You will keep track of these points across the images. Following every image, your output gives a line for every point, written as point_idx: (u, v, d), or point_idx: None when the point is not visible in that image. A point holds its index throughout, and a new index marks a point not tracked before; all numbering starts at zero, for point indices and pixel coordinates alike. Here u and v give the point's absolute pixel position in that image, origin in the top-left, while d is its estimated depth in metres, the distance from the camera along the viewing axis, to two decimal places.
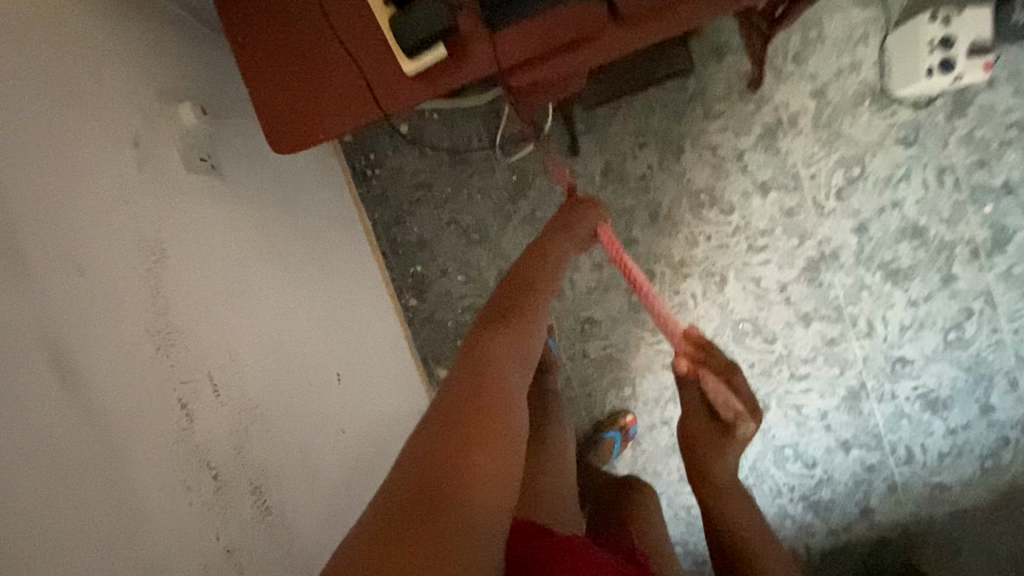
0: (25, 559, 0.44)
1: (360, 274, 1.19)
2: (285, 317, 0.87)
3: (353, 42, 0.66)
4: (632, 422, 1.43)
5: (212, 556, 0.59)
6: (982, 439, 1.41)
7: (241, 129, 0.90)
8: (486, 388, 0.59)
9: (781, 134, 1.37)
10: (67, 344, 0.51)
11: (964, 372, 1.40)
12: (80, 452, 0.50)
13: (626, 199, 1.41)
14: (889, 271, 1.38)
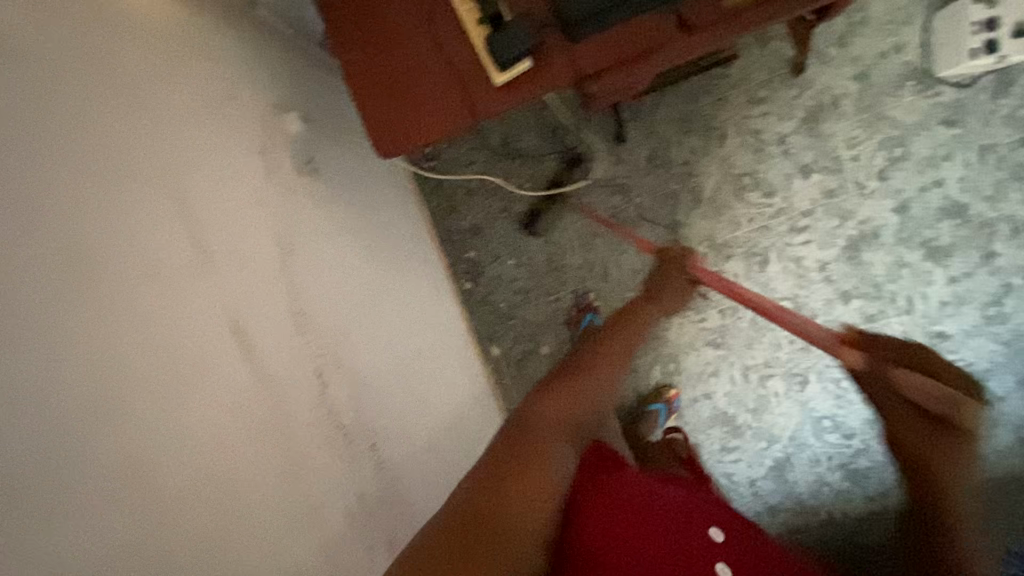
0: (224, 485, 0.58)
1: (427, 260, 1.29)
2: (379, 299, 0.99)
3: (451, 59, 0.78)
4: (677, 395, 1.52)
5: (345, 496, 0.72)
6: (1019, 410, 1.45)
7: (332, 132, 1.01)
8: (527, 452, 0.67)
9: (824, 117, 1.41)
10: (239, 323, 0.65)
11: (1003, 346, 1.44)
12: (253, 406, 0.63)
13: (671, 183, 1.48)
14: (929, 249, 1.42)
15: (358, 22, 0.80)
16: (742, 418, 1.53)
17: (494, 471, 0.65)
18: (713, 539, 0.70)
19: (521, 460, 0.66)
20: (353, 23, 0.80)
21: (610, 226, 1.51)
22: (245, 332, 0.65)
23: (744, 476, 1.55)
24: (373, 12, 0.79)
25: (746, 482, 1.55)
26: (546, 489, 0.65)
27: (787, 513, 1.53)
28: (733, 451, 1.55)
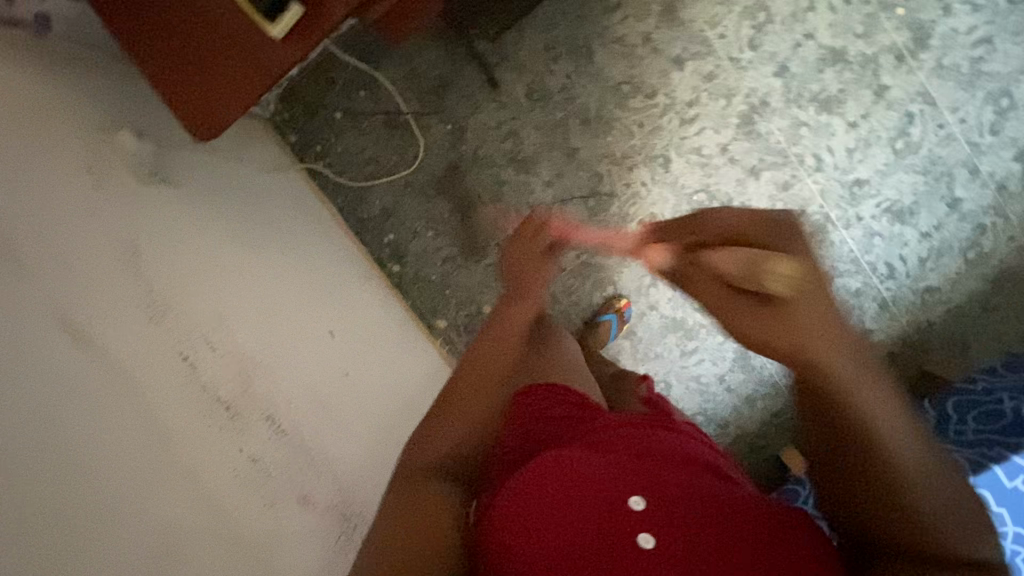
0: (77, 469, 0.63)
1: (333, 249, 1.31)
2: (273, 288, 1.03)
3: (232, 29, 0.80)
4: (627, 305, 1.52)
5: (236, 463, 0.79)
6: (958, 233, 1.44)
7: (177, 145, 1.04)
8: (417, 478, 0.75)
9: (680, 6, 1.42)
10: (71, 321, 0.69)
11: (922, 174, 1.42)
12: (102, 394, 0.68)
13: (556, 112, 1.49)
14: (821, 102, 1.42)
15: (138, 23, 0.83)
16: (691, 319, 1.55)
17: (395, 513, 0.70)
18: (632, 507, 0.69)
19: (411, 501, 0.72)
20: (134, 27, 0.83)
21: (510, 171, 1.52)
22: (84, 331, 0.70)
23: (712, 374, 1.56)
24: (145, 9, 0.82)
25: (715, 379, 1.56)
26: (439, 504, 0.72)
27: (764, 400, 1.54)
28: (693, 353, 1.56)
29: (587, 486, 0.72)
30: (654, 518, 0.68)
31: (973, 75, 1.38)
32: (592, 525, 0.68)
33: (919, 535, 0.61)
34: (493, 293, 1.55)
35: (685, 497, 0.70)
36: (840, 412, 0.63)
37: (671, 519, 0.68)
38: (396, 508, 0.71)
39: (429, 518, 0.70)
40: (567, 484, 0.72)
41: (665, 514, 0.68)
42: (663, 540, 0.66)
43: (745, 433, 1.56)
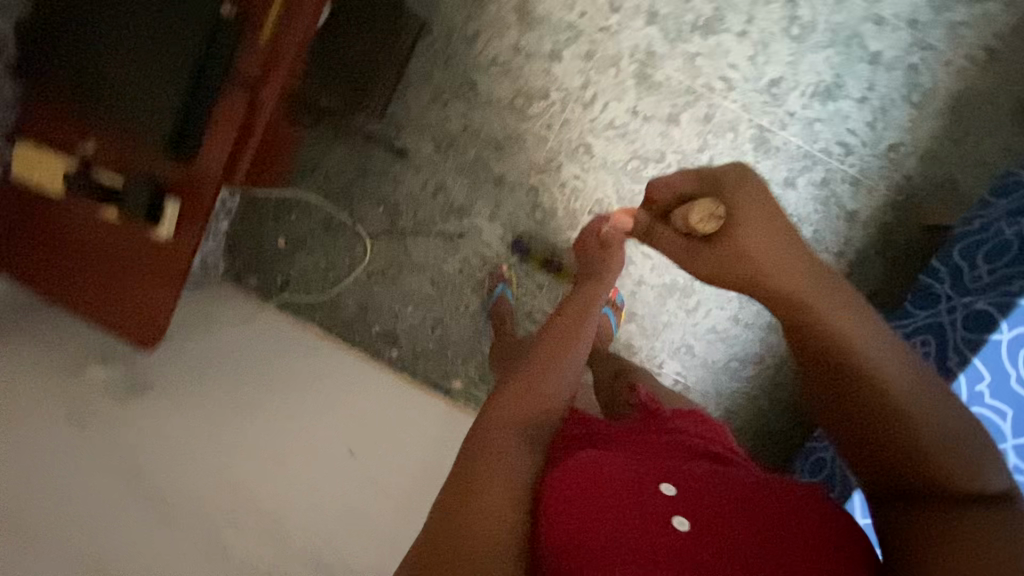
0: None
1: (327, 363, 1.36)
2: (278, 433, 1.08)
3: (132, 249, 0.87)
4: (616, 292, 1.49)
5: None
6: (893, 83, 1.40)
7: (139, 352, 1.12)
8: (487, 443, 0.67)
9: (532, 5, 1.43)
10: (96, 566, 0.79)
11: (831, 47, 1.39)
12: None
13: (468, 151, 1.52)
14: (703, 28, 1.41)
15: (57, 275, 0.90)
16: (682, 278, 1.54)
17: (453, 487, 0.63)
18: (667, 493, 0.67)
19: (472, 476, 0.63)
20: (55, 280, 0.90)
21: (453, 222, 1.55)
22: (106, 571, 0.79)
23: (726, 319, 1.54)
24: (58, 262, 0.90)
25: (731, 321, 1.54)
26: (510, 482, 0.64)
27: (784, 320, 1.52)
28: (698, 308, 1.54)
29: (622, 478, 0.69)
30: (691, 503, 0.67)
31: None
32: (632, 514, 0.65)
33: (957, 490, 0.59)
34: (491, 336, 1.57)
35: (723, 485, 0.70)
36: (835, 359, 0.64)
37: (706, 504, 0.67)
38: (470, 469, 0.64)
39: (498, 487, 0.63)
40: (604, 475, 0.68)
41: (706, 504, 0.67)
42: (700, 522, 0.65)
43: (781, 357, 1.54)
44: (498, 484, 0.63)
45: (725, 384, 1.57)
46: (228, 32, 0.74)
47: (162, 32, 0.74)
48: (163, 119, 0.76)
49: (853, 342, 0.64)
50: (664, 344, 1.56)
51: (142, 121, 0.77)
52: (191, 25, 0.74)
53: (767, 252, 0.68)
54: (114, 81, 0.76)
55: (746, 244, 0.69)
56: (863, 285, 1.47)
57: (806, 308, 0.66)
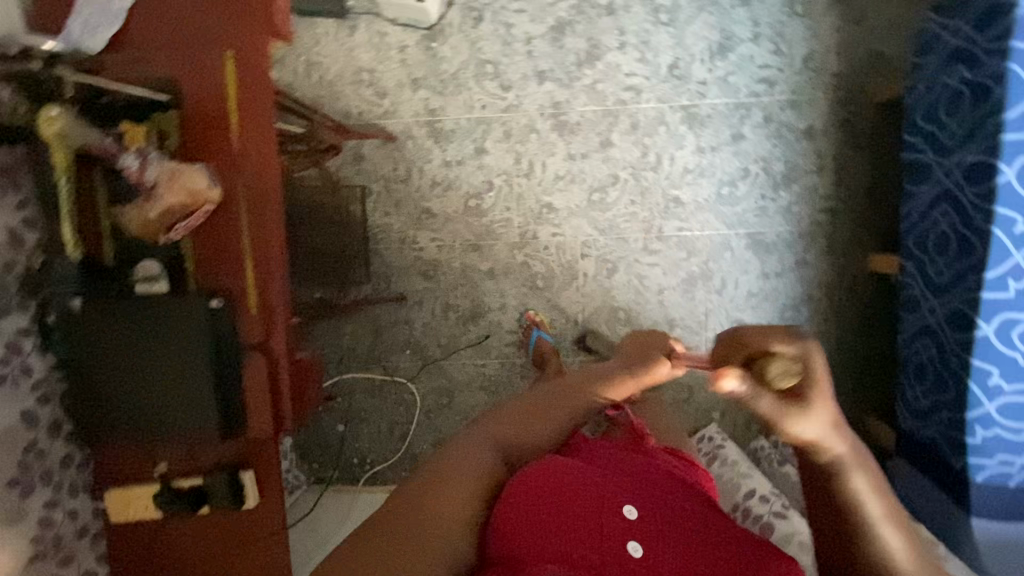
0: None
1: None
2: None
3: (228, 527, 0.93)
4: None
5: None
6: (774, 7, 1.45)
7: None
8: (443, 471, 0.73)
9: (439, 122, 1.55)
10: None
11: (703, 11, 1.47)
12: None
13: (453, 264, 1.60)
14: (588, 59, 1.50)
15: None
16: (697, 266, 1.55)
17: (401, 503, 0.69)
18: (627, 516, 0.74)
19: (420, 485, 0.71)
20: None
21: (474, 328, 1.62)
22: None
23: (757, 279, 1.54)
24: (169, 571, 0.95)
25: (762, 277, 1.54)
26: (457, 504, 0.71)
27: (808, 250, 1.52)
28: (725, 282, 1.55)
29: (591, 495, 0.75)
30: (649, 531, 0.73)
31: None
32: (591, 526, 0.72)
33: None
34: None
35: (676, 516, 0.76)
36: (857, 513, 0.58)
37: (659, 533, 0.72)
38: (417, 488, 0.70)
39: (447, 490, 0.71)
40: (574, 491, 0.75)
41: (656, 524, 0.74)
42: (649, 550, 0.70)
43: (826, 283, 1.53)
44: (456, 488, 0.72)
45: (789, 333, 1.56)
46: (219, 313, 0.83)
47: (165, 341, 0.83)
48: (205, 406, 0.84)
49: (878, 523, 0.58)
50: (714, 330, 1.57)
51: (188, 417, 0.84)
52: (185, 315, 0.82)
53: (834, 432, 0.57)
54: (154, 397, 0.84)
55: (808, 434, 0.56)
56: (854, 183, 1.49)
57: (843, 478, 0.58)
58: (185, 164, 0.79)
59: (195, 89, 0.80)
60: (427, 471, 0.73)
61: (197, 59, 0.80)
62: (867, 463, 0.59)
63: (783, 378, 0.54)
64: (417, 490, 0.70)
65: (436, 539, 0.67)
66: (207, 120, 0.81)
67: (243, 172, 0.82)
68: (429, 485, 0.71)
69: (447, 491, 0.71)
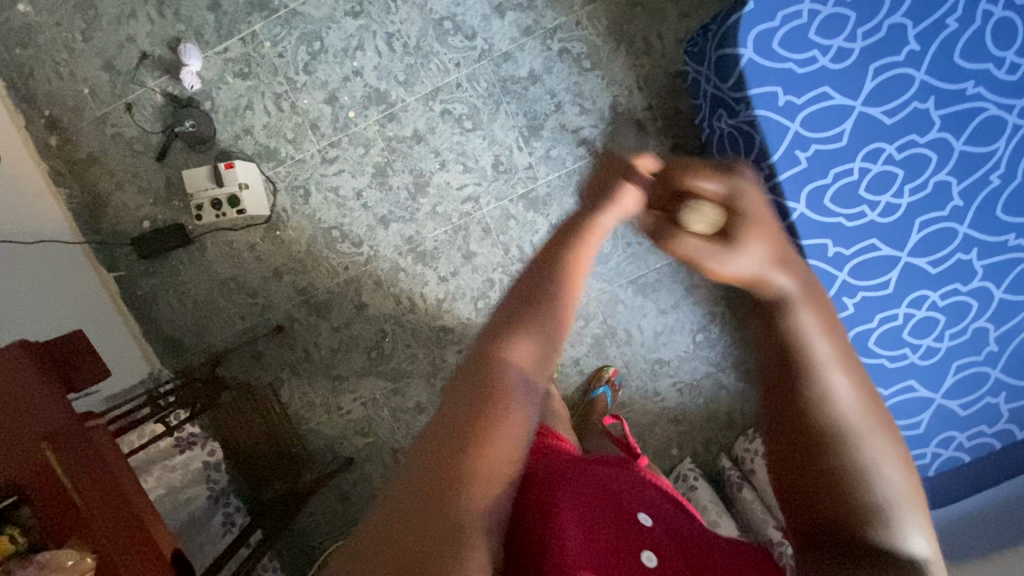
0: None
1: None
2: None
3: None
4: (614, 371, 1.58)
5: None
6: (563, 71, 1.46)
7: None
8: (483, 414, 0.49)
9: (314, 296, 1.61)
10: None
11: (500, 102, 1.48)
12: None
13: (383, 412, 1.66)
14: (417, 188, 1.54)
15: None
16: (597, 328, 1.59)
17: (427, 481, 0.47)
18: (643, 526, 0.69)
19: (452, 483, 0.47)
20: None
21: None
22: None
23: (658, 317, 1.58)
24: None
25: (662, 313, 1.58)
26: (496, 482, 0.48)
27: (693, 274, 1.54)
28: (631, 330, 1.58)
29: (609, 506, 0.71)
30: (663, 545, 0.66)
31: (418, 50, 1.48)
32: (612, 520, 0.68)
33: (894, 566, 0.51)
34: None
35: (684, 533, 0.72)
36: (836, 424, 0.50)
37: (680, 552, 0.66)
38: (424, 457, 0.48)
39: (486, 456, 0.48)
40: (597, 499, 0.72)
41: (673, 545, 0.67)
42: (668, 559, 0.64)
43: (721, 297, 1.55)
44: (492, 459, 0.48)
45: (708, 352, 1.59)
46: None
47: None
48: None
49: (868, 444, 0.50)
50: (640, 376, 1.61)
51: None
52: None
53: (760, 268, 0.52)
54: None
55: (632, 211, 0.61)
56: None
57: (788, 313, 0.51)
58: (49, 550, 0.89)
59: (23, 483, 0.89)
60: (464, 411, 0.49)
61: (14, 455, 0.89)
62: (834, 334, 0.52)
63: (704, 222, 0.53)
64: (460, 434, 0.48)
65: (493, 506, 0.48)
66: (49, 500, 0.90)
67: (100, 524, 0.92)
68: (460, 441, 0.48)
69: (476, 445, 0.48)
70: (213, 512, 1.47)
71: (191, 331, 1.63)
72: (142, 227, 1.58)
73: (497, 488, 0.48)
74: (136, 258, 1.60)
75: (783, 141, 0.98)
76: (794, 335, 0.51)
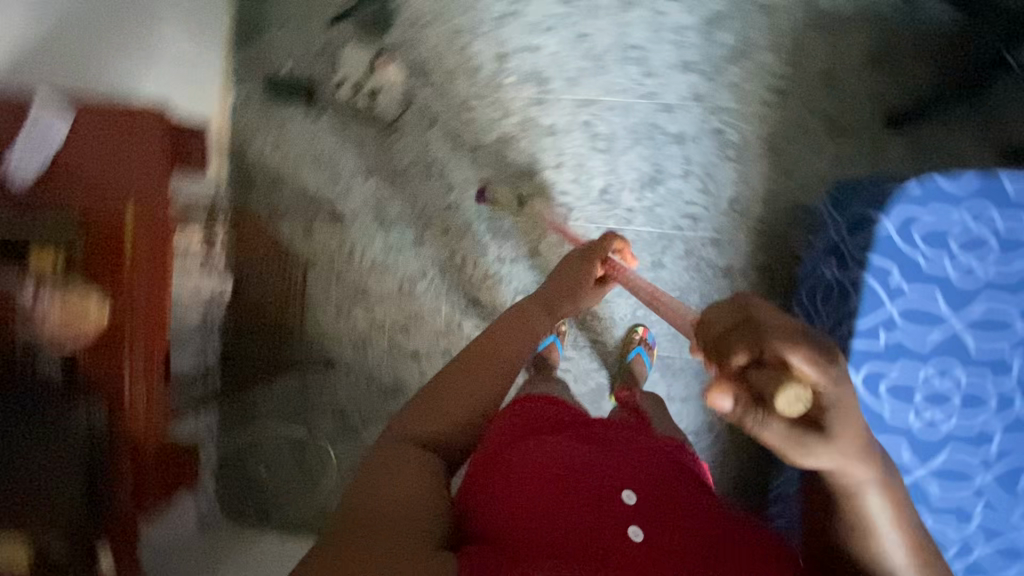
0: None
1: None
2: None
3: None
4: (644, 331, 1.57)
5: None
6: (705, 149, 1.52)
7: None
8: (389, 481, 0.75)
9: (384, 210, 1.67)
10: None
11: (637, 142, 1.54)
12: None
13: (382, 341, 1.71)
14: (525, 173, 1.60)
15: None
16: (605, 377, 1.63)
17: (369, 514, 0.70)
18: (626, 504, 0.75)
19: (374, 517, 0.70)
20: None
21: (393, 401, 1.73)
22: None
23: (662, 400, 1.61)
24: None
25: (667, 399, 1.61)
26: (416, 490, 0.75)
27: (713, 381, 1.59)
28: None
29: (579, 487, 0.76)
30: (645, 520, 0.73)
31: (596, 61, 1.54)
32: (591, 519, 0.72)
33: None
34: None
35: (670, 497, 0.78)
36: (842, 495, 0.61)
37: (659, 522, 0.73)
38: (363, 509, 0.71)
39: (403, 486, 0.75)
40: (566, 480, 0.78)
41: (653, 517, 0.74)
42: (652, 536, 0.71)
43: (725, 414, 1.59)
44: (405, 483, 0.75)
45: None
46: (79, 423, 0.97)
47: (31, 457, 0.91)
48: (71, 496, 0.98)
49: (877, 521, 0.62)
50: None
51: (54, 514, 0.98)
52: (80, 447, 0.97)
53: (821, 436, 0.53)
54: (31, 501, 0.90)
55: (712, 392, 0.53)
56: None
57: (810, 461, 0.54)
58: (83, 285, 0.96)
59: (89, 220, 0.96)
60: (364, 506, 0.71)
61: (96, 195, 0.97)
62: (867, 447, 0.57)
63: (792, 403, 0.49)
64: (364, 514, 0.70)
65: (421, 502, 0.74)
66: (101, 247, 0.97)
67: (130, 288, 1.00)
68: (383, 498, 0.73)
69: (397, 496, 0.73)
70: (196, 338, 1.53)
71: (266, 177, 1.69)
72: (280, 70, 1.66)
73: (420, 495, 0.74)
74: (259, 91, 1.67)
75: (875, 316, 1.02)
76: (840, 461, 0.56)
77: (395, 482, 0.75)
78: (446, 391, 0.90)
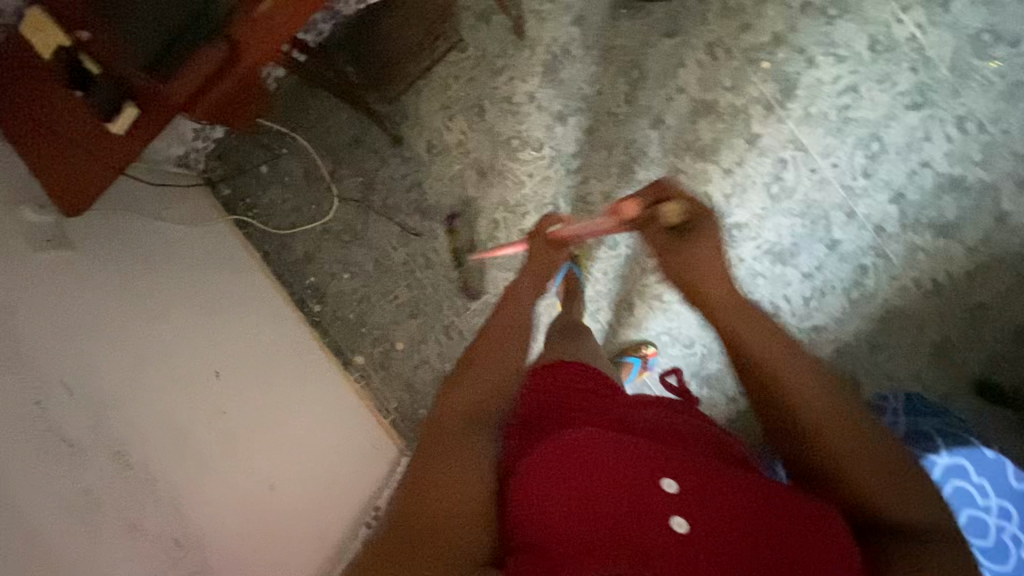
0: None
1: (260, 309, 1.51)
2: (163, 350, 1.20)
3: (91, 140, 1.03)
4: (655, 353, 1.53)
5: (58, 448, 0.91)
6: (839, 273, 1.47)
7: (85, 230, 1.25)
8: (426, 469, 0.71)
9: (561, 65, 1.54)
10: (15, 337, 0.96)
11: (800, 216, 1.47)
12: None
13: (453, 165, 1.60)
14: (695, 151, 1.49)
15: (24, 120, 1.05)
16: None
17: (409, 510, 0.68)
18: (665, 491, 0.69)
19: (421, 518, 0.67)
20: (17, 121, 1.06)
21: (416, 219, 1.62)
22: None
23: None
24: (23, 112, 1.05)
25: None
26: (459, 472, 0.71)
27: None
28: None
29: (611, 472, 0.70)
30: (685, 505, 0.68)
31: (840, 121, 1.43)
32: (621, 509, 0.67)
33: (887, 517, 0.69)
34: (404, 331, 1.61)
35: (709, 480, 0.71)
36: (764, 366, 0.78)
37: (701, 508, 0.68)
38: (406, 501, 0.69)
39: (440, 483, 0.69)
40: (595, 466, 0.70)
41: (691, 504, 0.68)
42: (695, 526, 0.67)
43: None
44: (443, 473, 0.70)
45: None
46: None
47: None
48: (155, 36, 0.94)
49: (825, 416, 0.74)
50: None
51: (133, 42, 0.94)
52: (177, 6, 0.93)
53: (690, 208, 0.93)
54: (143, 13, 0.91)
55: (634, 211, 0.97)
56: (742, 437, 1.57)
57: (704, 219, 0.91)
58: None
59: None
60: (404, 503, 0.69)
61: None
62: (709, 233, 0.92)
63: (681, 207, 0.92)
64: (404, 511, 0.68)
65: (470, 487, 0.70)
66: None
67: None
68: (427, 490, 0.69)
69: (436, 487, 0.69)
70: None
71: None
72: None
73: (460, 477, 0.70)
74: None
75: None
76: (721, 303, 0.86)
77: (425, 475, 0.71)
78: (462, 390, 0.82)
